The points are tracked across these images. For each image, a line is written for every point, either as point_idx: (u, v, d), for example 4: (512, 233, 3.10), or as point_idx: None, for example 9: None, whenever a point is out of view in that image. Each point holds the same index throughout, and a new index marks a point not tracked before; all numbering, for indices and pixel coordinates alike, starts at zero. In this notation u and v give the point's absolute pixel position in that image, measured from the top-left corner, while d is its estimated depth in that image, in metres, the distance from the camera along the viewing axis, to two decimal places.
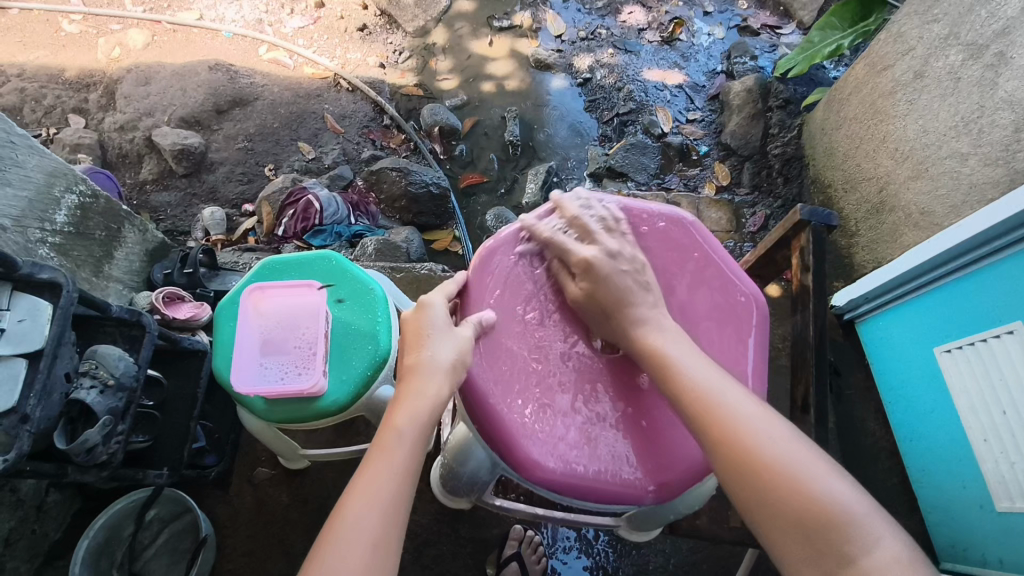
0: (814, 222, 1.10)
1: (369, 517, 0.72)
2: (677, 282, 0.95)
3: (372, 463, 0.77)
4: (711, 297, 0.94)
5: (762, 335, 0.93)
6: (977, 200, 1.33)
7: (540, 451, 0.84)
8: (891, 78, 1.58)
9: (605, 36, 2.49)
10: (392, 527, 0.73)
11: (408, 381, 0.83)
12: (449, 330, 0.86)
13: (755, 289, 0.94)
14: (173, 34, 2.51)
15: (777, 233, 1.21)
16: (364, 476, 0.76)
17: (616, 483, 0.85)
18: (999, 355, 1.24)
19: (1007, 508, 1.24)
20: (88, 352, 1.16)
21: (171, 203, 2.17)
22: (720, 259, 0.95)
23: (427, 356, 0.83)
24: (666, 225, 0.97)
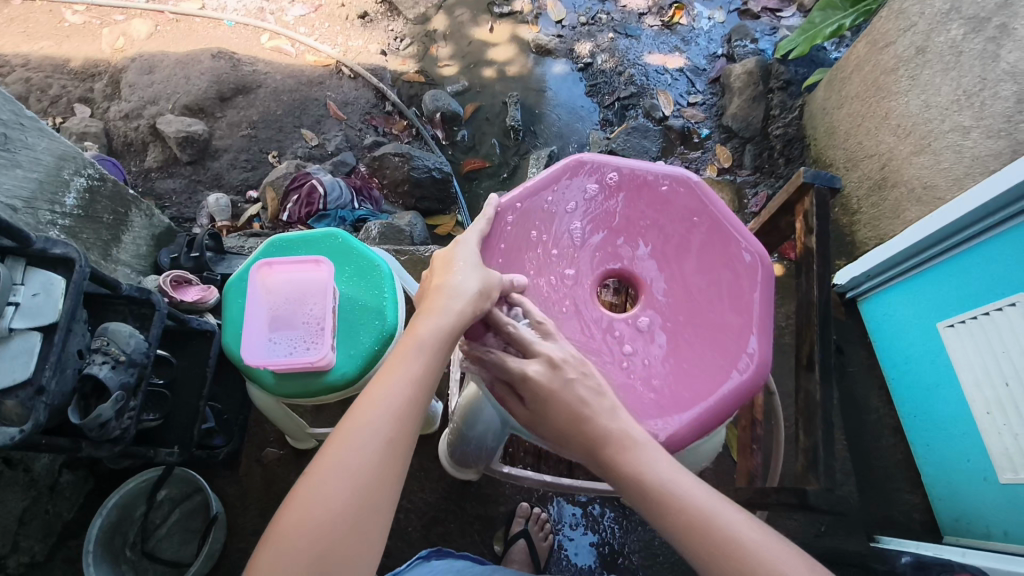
0: (817, 184, 1.10)
1: (387, 408, 0.72)
2: (682, 240, 0.97)
3: (383, 379, 0.75)
4: (716, 255, 0.95)
5: (768, 290, 0.92)
6: (980, 172, 1.34)
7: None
8: (893, 55, 1.59)
9: (605, 21, 2.49)
10: (407, 428, 0.72)
11: (431, 299, 0.84)
12: (478, 266, 0.89)
13: (762, 248, 0.94)
14: (176, 24, 2.52)
15: (781, 199, 1.21)
16: (372, 392, 0.74)
17: None
18: (1001, 328, 1.25)
19: (1010, 480, 1.26)
20: (100, 329, 1.18)
21: (177, 189, 2.18)
22: (725, 218, 0.96)
23: (447, 286, 0.84)
24: (671, 186, 0.98)
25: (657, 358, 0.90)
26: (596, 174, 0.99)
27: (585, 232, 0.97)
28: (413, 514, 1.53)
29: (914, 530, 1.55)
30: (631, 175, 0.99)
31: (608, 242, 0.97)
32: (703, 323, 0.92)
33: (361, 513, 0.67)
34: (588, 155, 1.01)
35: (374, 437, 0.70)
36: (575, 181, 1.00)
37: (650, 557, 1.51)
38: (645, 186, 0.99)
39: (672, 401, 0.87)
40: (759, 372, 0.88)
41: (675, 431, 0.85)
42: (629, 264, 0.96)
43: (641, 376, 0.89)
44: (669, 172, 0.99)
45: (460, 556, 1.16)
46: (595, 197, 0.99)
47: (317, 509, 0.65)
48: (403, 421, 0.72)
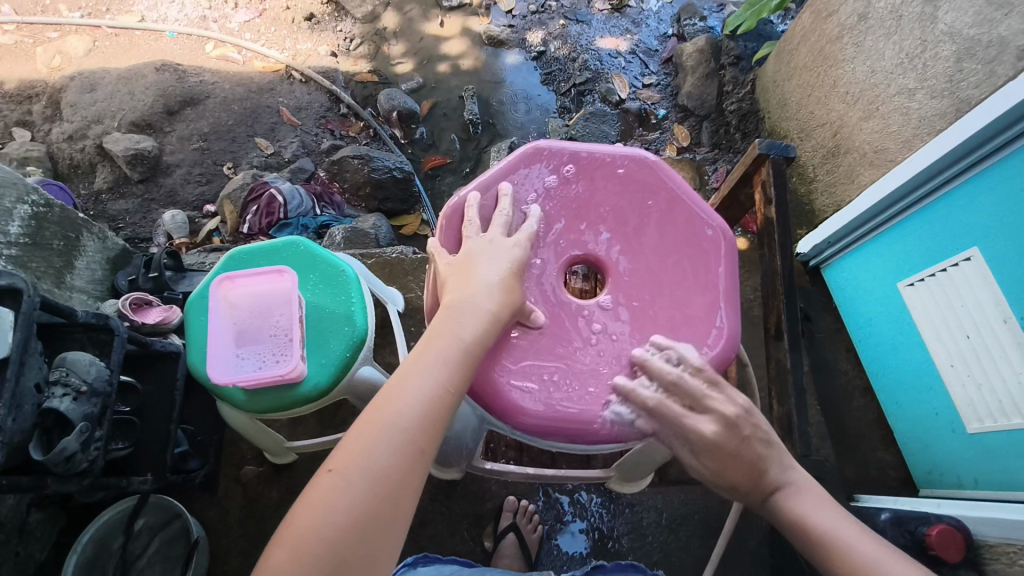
0: (772, 154, 1.11)
1: (410, 410, 0.72)
2: (644, 222, 0.97)
3: (406, 385, 0.74)
4: (679, 232, 0.96)
5: (731, 265, 0.94)
6: (927, 132, 1.36)
7: (522, 396, 0.85)
8: (837, 24, 1.61)
9: (555, 8, 2.48)
10: (428, 431, 0.73)
11: (455, 296, 0.84)
12: (494, 264, 0.87)
13: (722, 222, 0.96)
14: (115, 38, 2.43)
15: (738, 171, 1.22)
16: (395, 398, 0.73)
17: (604, 424, 0.85)
18: (959, 282, 1.28)
19: (977, 429, 1.30)
20: (57, 360, 1.13)
21: (130, 210, 2.12)
22: (686, 195, 0.97)
23: (471, 291, 0.83)
24: (628, 167, 0.98)
25: (627, 339, 0.90)
26: (554, 161, 0.99)
27: (547, 219, 0.97)
28: None
29: (891, 486, 1.59)
30: (588, 158, 0.99)
31: (570, 229, 0.96)
32: (671, 302, 0.93)
33: (383, 524, 0.67)
34: (543, 142, 1.01)
35: (396, 437, 0.70)
36: (533, 169, 0.99)
37: (639, 537, 1.52)
38: (604, 168, 0.99)
39: (648, 381, 0.88)
40: (730, 346, 0.89)
41: None
42: (593, 248, 0.96)
43: (616, 359, 0.89)
44: (626, 153, 0.99)
45: (447, 561, 1.15)
46: (554, 185, 0.98)
47: (337, 515, 0.66)
48: (428, 433, 0.72)
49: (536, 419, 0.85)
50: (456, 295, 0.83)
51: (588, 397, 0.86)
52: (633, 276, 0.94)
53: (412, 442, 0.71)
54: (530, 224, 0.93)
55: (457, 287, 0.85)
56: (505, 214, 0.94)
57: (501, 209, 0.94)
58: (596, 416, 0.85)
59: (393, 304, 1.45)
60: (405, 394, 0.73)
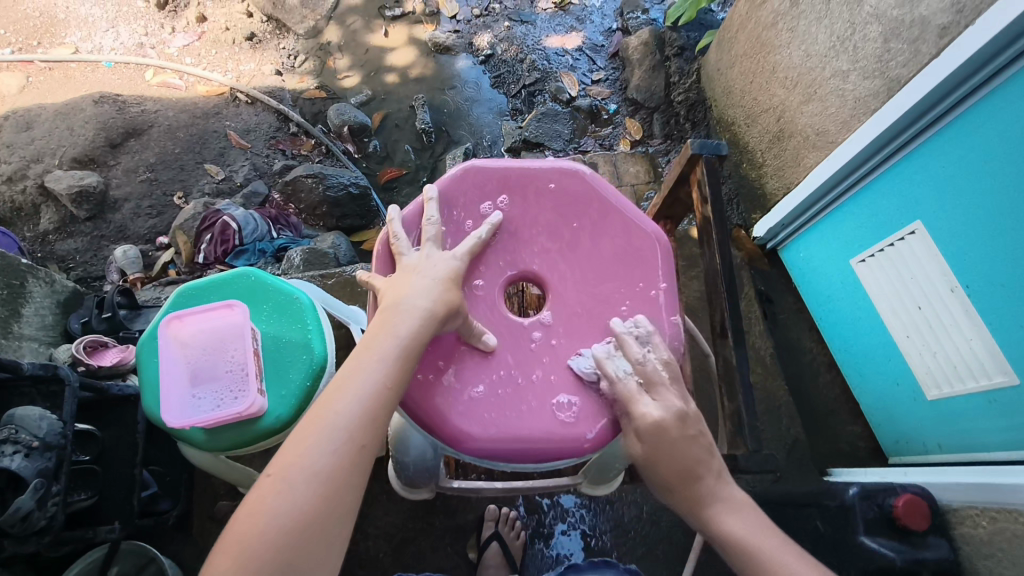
0: (704, 153, 1.13)
1: (350, 409, 0.73)
2: (580, 235, 0.97)
3: (342, 386, 0.75)
4: (616, 242, 0.97)
5: (667, 269, 0.96)
6: (863, 112, 1.39)
7: (470, 422, 0.85)
8: (771, 10, 1.64)
9: (499, 10, 2.47)
10: (368, 428, 0.73)
11: (392, 297, 0.84)
12: (435, 278, 0.85)
13: (657, 229, 0.98)
14: (49, 72, 2.36)
15: (675, 171, 1.22)
16: (331, 399, 0.74)
17: (554, 441, 0.86)
18: (907, 255, 1.31)
19: (937, 396, 1.34)
20: (6, 418, 1.11)
21: (79, 249, 2.06)
22: (620, 205, 0.98)
23: (407, 294, 0.83)
24: (560, 180, 0.98)
25: (570, 353, 0.91)
26: (490, 178, 0.98)
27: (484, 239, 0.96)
28: (381, 538, 1.51)
29: (862, 458, 1.62)
30: (521, 174, 0.98)
31: (508, 247, 0.96)
32: (611, 313, 0.93)
33: (324, 522, 0.68)
34: (476, 161, 1.00)
35: (338, 437, 0.71)
36: (467, 189, 0.98)
37: (622, 534, 1.53)
38: (538, 183, 0.98)
39: (597, 396, 0.88)
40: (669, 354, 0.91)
41: (599, 427, 0.87)
42: (533, 265, 0.95)
43: (563, 375, 0.89)
44: (558, 166, 0.99)
45: None
46: (490, 203, 0.98)
47: (277, 516, 0.66)
48: (367, 430, 0.73)
49: (485, 443, 0.85)
50: (394, 297, 0.83)
51: (536, 416, 0.86)
52: (577, 289, 0.94)
53: (351, 441, 0.71)
54: (483, 231, 0.93)
55: (395, 289, 0.85)
56: (434, 223, 0.94)
57: (429, 217, 0.94)
58: (543, 435, 0.86)
59: (355, 322, 1.43)
60: (342, 396, 0.74)
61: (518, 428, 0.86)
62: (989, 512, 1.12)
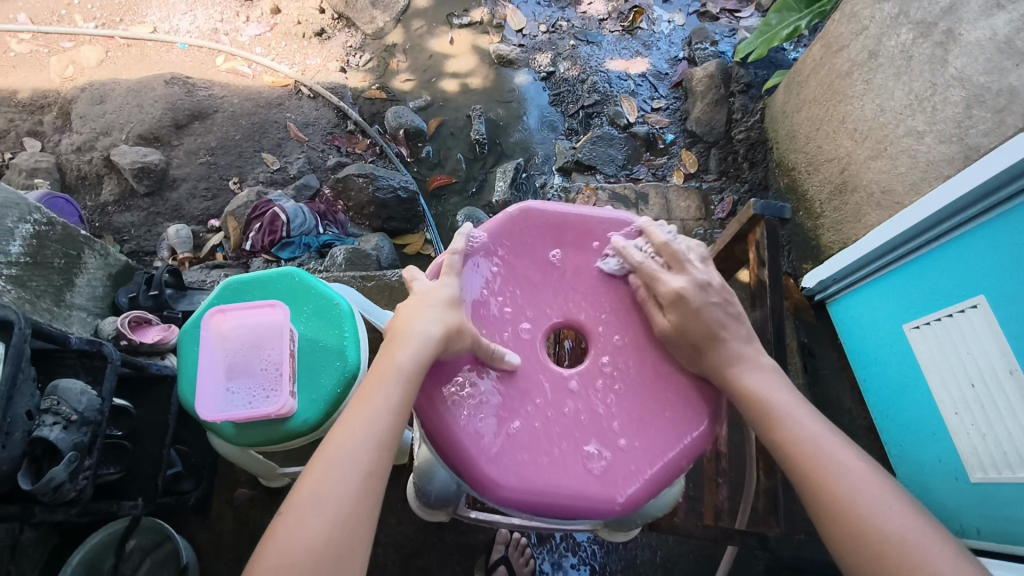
0: (766, 215, 1.14)
1: (362, 437, 0.74)
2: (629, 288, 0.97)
3: (356, 417, 0.76)
4: None
5: None
6: (935, 176, 1.34)
7: (498, 468, 0.83)
8: (846, 59, 1.59)
9: (566, 28, 2.47)
10: (380, 453, 0.74)
11: (400, 322, 0.84)
12: (442, 308, 0.86)
13: None
14: (127, 49, 2.45)
15: (732, 228, 1.24)
16: (342, 431, 0.75)
17: (582, 497, 0.82)
18: (965, 329, 1.25)
19: (980, 478, 1.27)
20: (50, 388, 1.15)
21: (135, 223, 2.12)
22: None
23: (415, 319, 0.84)
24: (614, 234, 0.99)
25: (606, 406, 0.89)
26: (543, 223, 0.99)
27: (526, 284, 0.96)
28: (390, 547, 1.50)
29: None
30: (575, 221, 1.00)
31: (553, 294, 0.96)
32: (654, 373, 0.91)
33: (340, 551, 0.68)
34: (534, 204, 1.00)
35: (354, 468, 0.72)
36: (520, 231, 0.98)
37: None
38: (588, 232, 0.99)
39: (634, 456, 0.86)
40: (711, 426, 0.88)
41: (631, 491, 0.83)
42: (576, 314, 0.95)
43: (597, 427, 0.88)
44: (608, 219, 1.01)
45: None
46: (539, 246, 0.98)
47: (294, 549, 0.67)
48: (376, 454, 0.74)
49: (512, 492, 0.82)
50: (399, 325, 0.84)
51: (567, 469, 0.84)
52: (622, 342, 0.93)
53: (362, 467, 0.73)
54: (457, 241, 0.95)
55: (414, 311, 0.86)
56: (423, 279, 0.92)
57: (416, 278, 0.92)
58: (574, 490, 0.83)
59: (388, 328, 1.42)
60: (353, 425, 0.75)
61: (548, 478, 0.83)
62: None
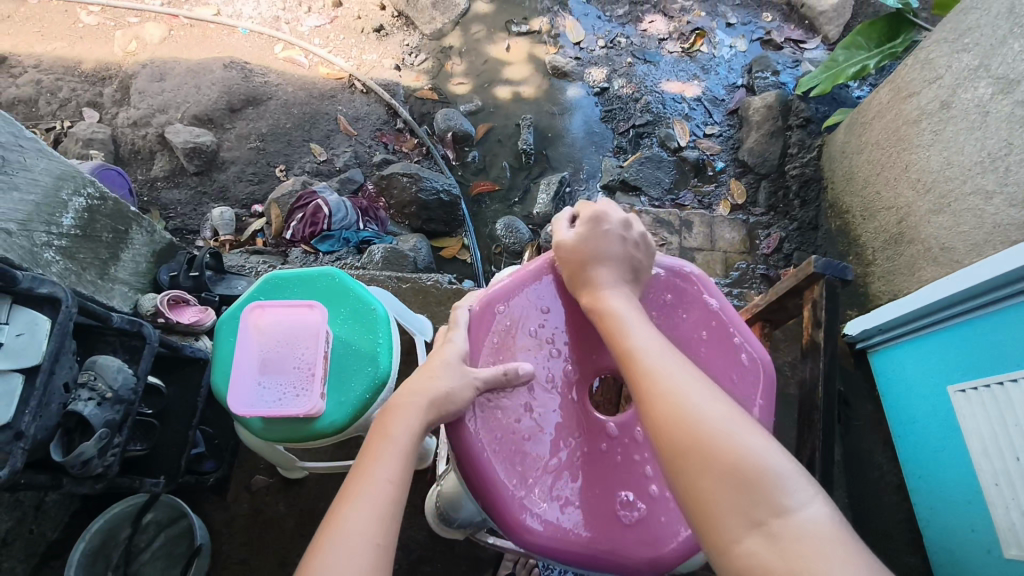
0: (827, 274, 1.14)
1: (369, 511, 0.72)
2: (678, 339, 0.97)
3: (361, 490, 0.74)
4: (709, 356, 0.95)
5: (767, 398, 0.91)
6: (1000, 240, 1.28)
7: (528, 513, 0.84)
8: (916, 106, 1.54)
9: (624, 45, 2.44)
10: (388, 528, 0.71)
11: (397, 398, 0.85)
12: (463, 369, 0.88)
13: (762, 352, 0.93)
14: (190, 29, 2.50)
15: (787, 282, 1.24)
16: (347, 507, 0.72)
17: (605, 551, 0.84)
18: (1014, 400, 1.20)
19: (1017, 556, 1.20)
20: (88, 362, 1.17)
21: (181, 201, 2.16)
22: (726, 316, 0.96)
23: (414, 388, 0.85)
24: (671, 286, 1.00)
25: (641, 455, 0.90)
26: None
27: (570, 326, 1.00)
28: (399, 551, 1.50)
29: None
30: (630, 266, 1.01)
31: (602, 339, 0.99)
32: None
33: None
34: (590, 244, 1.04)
35: (366, 543, 0.69)
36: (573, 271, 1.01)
37: None
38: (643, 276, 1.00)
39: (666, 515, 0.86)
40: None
41: (657, 553, 0.84)
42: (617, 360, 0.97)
43: (632, 478, 0.89)
44: (664, 265, 1.01)
45: None
46: None
47: None
48: (385, 526, 0.71)
49: (539, 539, 0.83)
50: (395, 400, 0.85)
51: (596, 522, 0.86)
52: None
53: (374, 542, 0.69)
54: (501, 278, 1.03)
55: (420, 379, 0.86)
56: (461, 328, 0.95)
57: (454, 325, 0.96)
58: (599, 544, 0.84)
59: (421, 335, 1.43)
60: (356, 501, 0.72)
61: (576, 529, 0.85)
62: None
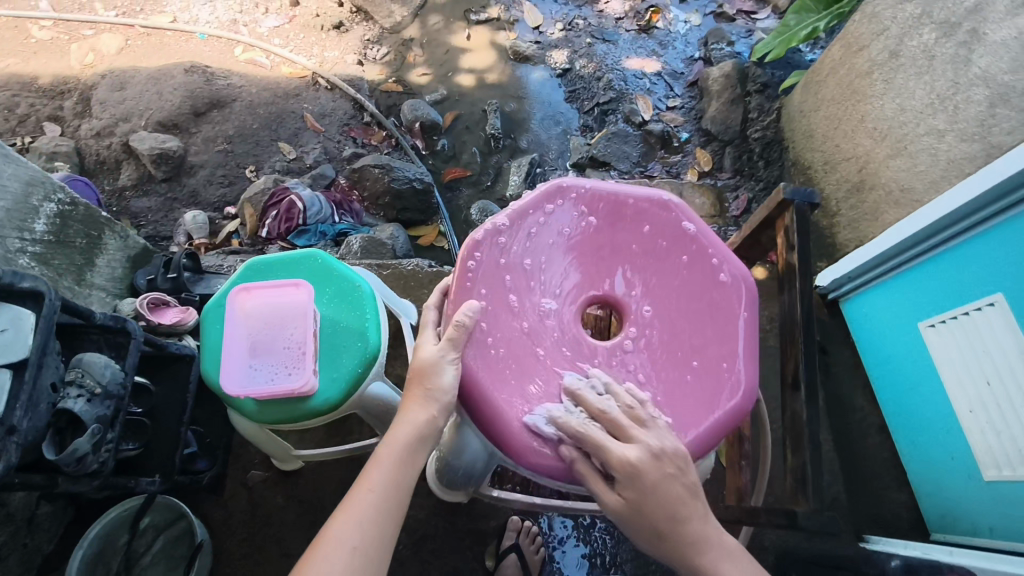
0: (797, 201, 1.19)
1: (383, 479, 0.79)
2: (660, 267, 0.94)
3: (352, 499, 0.77)
4: (695, 280, 0.94)
5: (751, 311, 0.92)
6: (955, 175, 1.35)
7: (531, 438, 0.84)
8: (867, 58, 1.60)
9: (582, 26, 2.49)
10: (397, 496, 0.79)
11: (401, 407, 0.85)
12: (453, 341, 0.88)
13: (743, 271, 0.94)
14: (147, 38, 2.47)
15: (761, 215, 1.30)
16: (370, 471, 0.80)
17: None
18: (981, 328, 1.26)
19: (994, 477, 1.27)
20: (74, 360, 1.15)
21: (152, 208, 2.14)
22: (709, 241, 0.95)
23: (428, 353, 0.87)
24: (652, 214, 0.96)
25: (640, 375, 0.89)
26: (578, 199, 0.96)
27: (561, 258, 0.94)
28: (402, 531, 1.51)
29: (902, 528, 1.57)
30: (608, 199, 0.96)
31: (593, 265, 0.95)
32: (686, 350, 0.91)
33: None
34: (567, 179, 0.98)
35: (373, 506, 0.77)
36: (558, 203, 0.96)
37: (641, 565, 1.51)
38: (622, 207, 0.96)
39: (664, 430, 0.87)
40: (746, 397, 0.88)
41: None
42: (607, 287, 0.94)
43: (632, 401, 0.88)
44: (643, 194, 0.96)
45: None
46: (575, 221, 0.95)
47: None
48: (394, 495, 0.79)
49: (542, 461, 0.83)
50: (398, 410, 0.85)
51: None
52: (658, 320, 0.92)
53: (380, 508, 0.77)
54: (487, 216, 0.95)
55: (416, 381, 0.85)
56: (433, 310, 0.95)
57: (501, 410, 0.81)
58: None
59: (407, 317, 1.45)
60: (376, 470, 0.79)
61: None
62: None
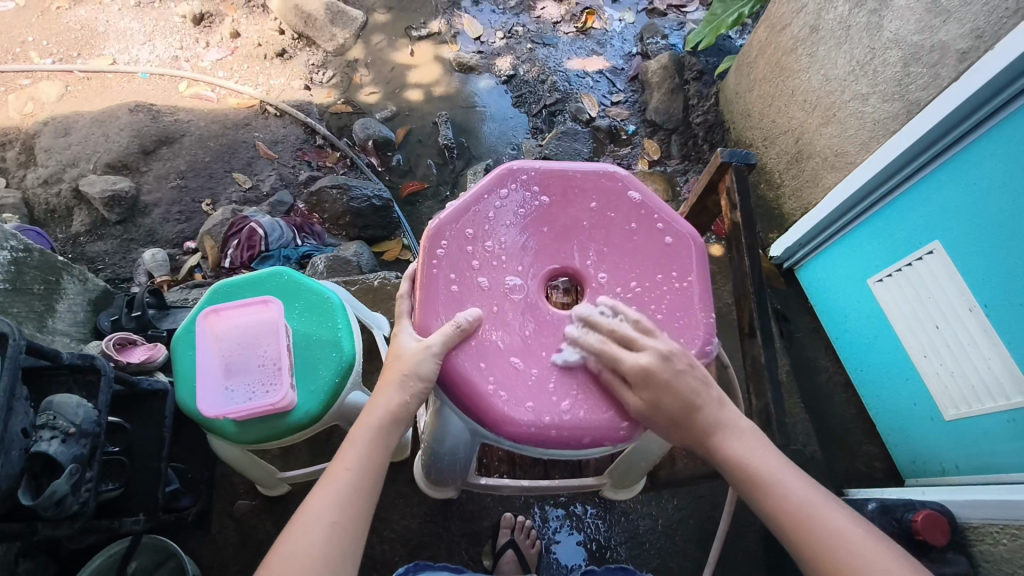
0: (734, 161, 1.28)
1: (357, 457, 0.83)
2: (615, 234, 0.99)
3: (328, 478, 0.81)
4: (647, 241, 0.99)
5: (702, 265, 0.98)
6: (883, 134, 1.43)
7: (510, 407, 0.87)
8: (791, 36, 1.70)
9: (522, 33, 2.55)
10: (372, 473, 0.82)
11: (377, 390, 0.89)
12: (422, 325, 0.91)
13: (690, 229, 1.00)
14: (87, 82, 2.45)
15: (703, 181, 1.38)
16: (344, 452, 0.83)
17: (587, 429, 0.87)
18: (925, 276, 1.33)
19: (954, 415, 1.34)
20: (44, 404, 1.13)
21: (109, 251, 2.11)
22: (655, 205, 1.00)
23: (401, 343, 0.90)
24: (600, 187, 1.01)
25: None
26: (530, 180, 1.00)
27: (521, 236, 0.98)
28: (396, 542, 1.51)
29: (878, 478, 1.63)
30: (558, 176, 1.01)
31: (551, 239, 0.98)
32: (648, 307, 0.95)
33: (336, 559, 0.75)
34: (518, 163, 1.02)
35: (347, 482, 0.80)
36: (512, 186, 1.00)
37: (636, 546, 1.53)
38: (572, 184, 1.01)
39: None
40: (707, 344, 0.93)
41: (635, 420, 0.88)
42: (567, 259, 0.97)
43: None
44: (589, 169, 1.02)
45: (438, 568, 1.13)
46: (528, 200, 0.99)
47: (291, 555, 0.74)
48: (369, 472, 0.82)
49: (525, 428, 0.86)
50: (374, 393, 0.88)
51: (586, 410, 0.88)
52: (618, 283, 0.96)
53: (356, 484, 0.81)
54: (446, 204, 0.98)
55: (392, 365, 0.88)
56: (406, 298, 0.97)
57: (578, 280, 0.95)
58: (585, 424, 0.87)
59: (379, 329, 1.46)
60: (349, 450, 0.83)
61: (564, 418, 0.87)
62: (1009, 530, 1.11)
